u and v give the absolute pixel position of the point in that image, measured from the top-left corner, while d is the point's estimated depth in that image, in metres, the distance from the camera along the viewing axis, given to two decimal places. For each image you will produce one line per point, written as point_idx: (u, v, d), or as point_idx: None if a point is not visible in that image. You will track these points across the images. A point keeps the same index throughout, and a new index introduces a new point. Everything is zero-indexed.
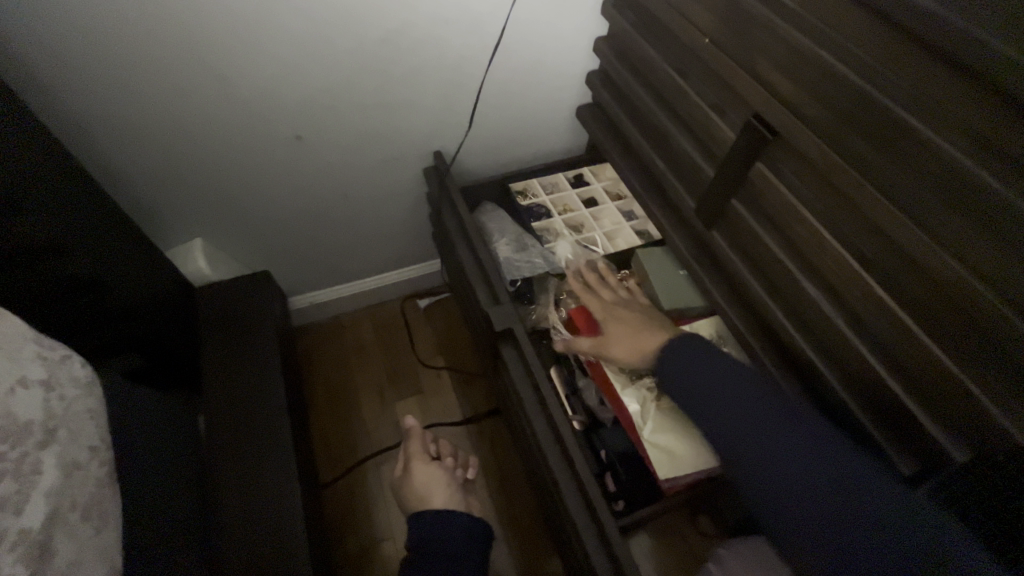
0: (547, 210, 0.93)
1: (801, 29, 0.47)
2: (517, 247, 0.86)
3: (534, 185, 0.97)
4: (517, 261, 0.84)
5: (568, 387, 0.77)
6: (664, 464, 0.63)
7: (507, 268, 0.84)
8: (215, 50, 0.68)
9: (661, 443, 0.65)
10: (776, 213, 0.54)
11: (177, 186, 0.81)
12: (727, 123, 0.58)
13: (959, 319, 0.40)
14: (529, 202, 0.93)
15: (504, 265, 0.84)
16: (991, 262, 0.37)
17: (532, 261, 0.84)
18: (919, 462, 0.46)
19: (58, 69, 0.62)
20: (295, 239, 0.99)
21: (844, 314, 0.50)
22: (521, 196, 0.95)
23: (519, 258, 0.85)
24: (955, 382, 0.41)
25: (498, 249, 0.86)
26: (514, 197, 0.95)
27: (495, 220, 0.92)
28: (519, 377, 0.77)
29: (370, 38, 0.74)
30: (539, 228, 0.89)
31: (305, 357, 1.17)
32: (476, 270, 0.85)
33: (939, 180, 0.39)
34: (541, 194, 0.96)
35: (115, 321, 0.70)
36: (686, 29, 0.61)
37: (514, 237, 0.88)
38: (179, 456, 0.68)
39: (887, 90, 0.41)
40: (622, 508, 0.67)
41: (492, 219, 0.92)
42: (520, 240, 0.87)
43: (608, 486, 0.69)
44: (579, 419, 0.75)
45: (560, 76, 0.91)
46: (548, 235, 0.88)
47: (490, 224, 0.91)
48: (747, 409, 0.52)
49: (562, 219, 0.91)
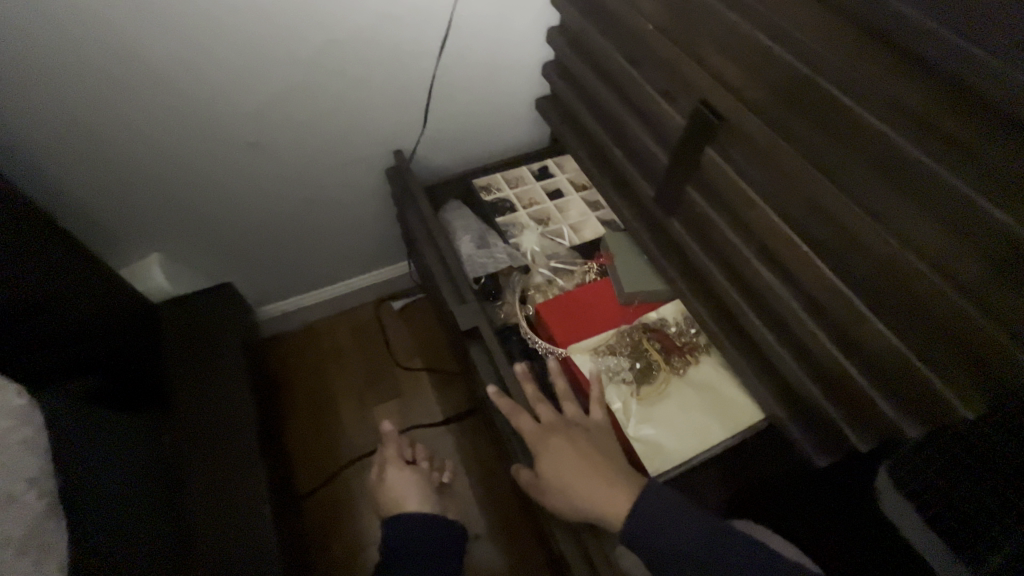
0: (512, 205, 0.92)
1: (738, 12, 0.47)
2: (482, 244, 0.86)
3: (498, 179, 0.95)
4: (479, 258, 0.84)
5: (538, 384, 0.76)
6: (650, 457, 0.61)
7: (470, 266, 0.84)
8: (157, 58, 0.65)
9: (646, 435, 0.63)
10: (728, 198, 0.54)
11: (131, 200, 0.79)
12: (677, 110, 0.58)
13: (904, 299, 0.40)
14: (493, 196, 0.92)
15: (468, 261, 0.84)
16: (930, 240, 0.37)
17: (496, 256, 0.84)
18: (876, 438, 0.46)
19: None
20: (258, 247, 0.97)
21: (798, 296, 0.50)
22: (485, 191, 0.94)
23: (482, 255, 0.84)
24: (903, 359, 0.41)
25: (461, 247, 0.86)
26: (479, 194, 0.93)
27: (460, 218, 0.91)
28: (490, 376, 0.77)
29: (316, 41, 0.72)
30: (503, 222, 0.88)
31: (280, 366, 1.16)
32: (441, 270, 0.83)
33: (877, 160, 0.39)
34: (506, 188, 0.94)
35: (61, 348, 0.66)
36: (632, 17, 0.60)
37: (477, 234, 0.87)
38: (147, 477, 0.67)
39: (822, 72, 0.41)
40: None
41: (457, 217, 0.91)
42: (483, 237, 0.87)
43: None
44: None
45: (517, 68, 0.90)
46: (513, 229, 0.87)
47: (455, 223, 0.90)
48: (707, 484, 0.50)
49: (527, 212, 0.90)
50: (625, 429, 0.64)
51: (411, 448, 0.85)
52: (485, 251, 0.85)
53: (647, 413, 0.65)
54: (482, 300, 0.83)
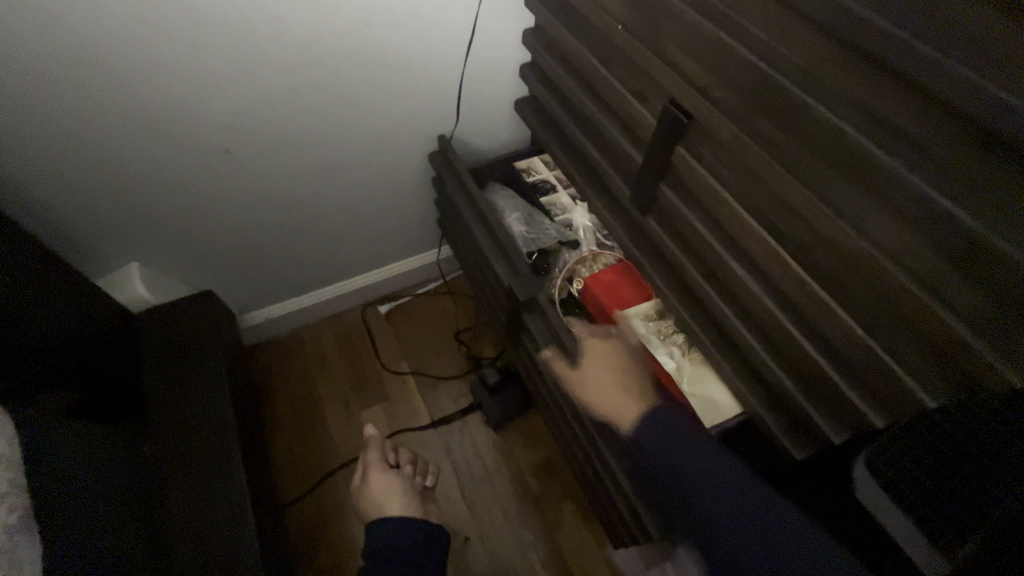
0: (553, 186, 0.95)
1: (700, 11, 0.47)
2: (529, 223, 0.89)
3: (537, 163, 0.99)
4: (530, 235, 0.87)
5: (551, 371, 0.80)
6: (709, 411, 0.62)
7: (522, 242, 0.87)
8: (121, 72, 0.65)
9: (701, 393, 0.64)
10: (700, 194, 0.54)
11: (106, 213, 0.78)
12: (648, 109, 0.58)
13: (870, 291, 0.41)
14: (534, 177, 0.96)
15: (519, 239, 0.87)
16: (887, 233, 0.38)
17: (545, 233, 0.87)
18: (847, 429, 0.47)
19: None
20: (239, 254, 0.97)
21: (767, 289, 0.51)
22: (525, 174, 0.97)
23: (532, 232, 0.88)
24: (867, 349, 0.42)
25: (511, 225, 0.89)
26: (520, 175, 0.96)
27: (504, 199, 0.93)
28: None
29: (289, 47, 0.72)
30: (546, 202, 0.92)
31: (265, 374, 1.15)
32: (491, 246, 0.85)
33: (835, 156, 0.40)
34: (545, 171, 0.98)
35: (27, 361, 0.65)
36: (601, 18, 0.61)
37: (524, 213, 0.90)
38: (125, 491, 0.67)
39: (782, 69, 0.41)
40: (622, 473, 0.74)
41: (501, 195, 0.93)
42: (531, 215, 0.89)
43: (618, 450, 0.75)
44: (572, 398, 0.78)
45: (496, 69, 0.91)
46: (557, 209, 0.92)
47: (499, 201, 0.92)
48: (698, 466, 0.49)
49: (567, 193, 0.94)
50: (681, 386, 0.65)
51: (395, 452, 0.85)
52: (534, 228, 0.88)
53: (698, 374, 0.67)
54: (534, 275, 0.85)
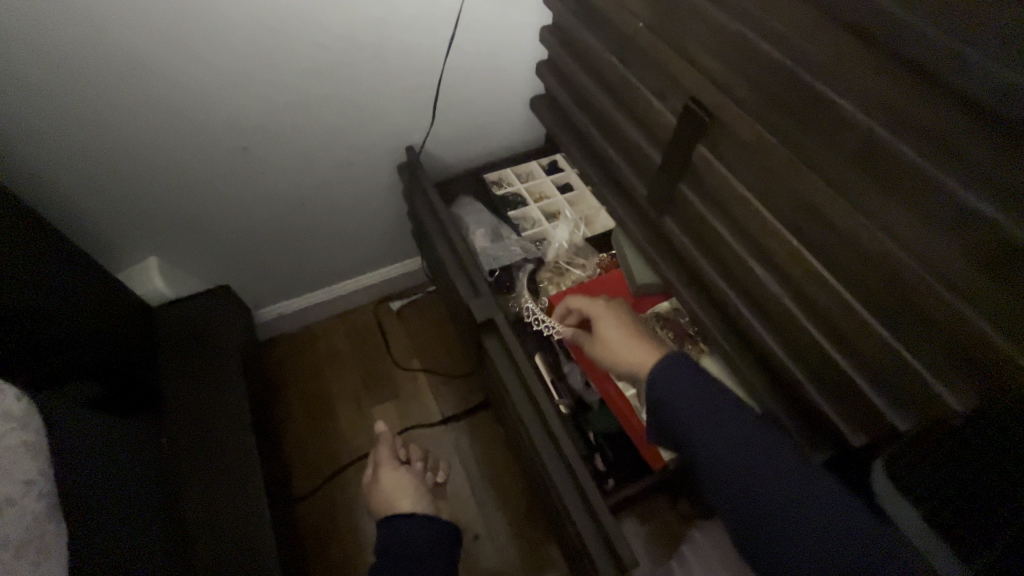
0: (524, 199, 0.95)
1: (724, 10, 0.47)
2: (494, 239, 0.88)
3: (509, 174, 0.98)
4: (493, 251, 0.87)
5: (552, 373, 0.80)
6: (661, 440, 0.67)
7: (484, 259, 0.86)
8: (144, 68, 0.65)
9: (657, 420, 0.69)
10: (719, 195, 0.54)
11: (127, 208, 0.80)
12: (666, 108, 0.58)
13: (895, 294, 0.41)
14: (505, 191, 0.96)
15: (481, 256, 0.86)
16: (916, 234, 0.38)
17: (510, 251, 0.87)
18: (869, 433, 0.46)
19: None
20: (254, 251, 0.98)
21: (788, 290, 0.50)
22: (496, 186, 0.97)
23: (496, 249, 0.87)
24: (892, 352, 0.42)
25: (475, 241, 0.88)
26: (490, 188, 0.96)
27: (471, 213, 0.93)
28: (505, 366, 0.79)
29: (308, 44, 0.72)
30: (515, 217, 0.92)
31: (277, 369, 1.16)
32: (455, 265, 0.84)
33: (864, 157, 0.39)
34: (517, 183, 0.97)
35: (56, 350, 0.66)
36: (622, 16, 0.61)
37: (490, 229, 0.89)
38: (144, 481, 0.68)
39: (808, 68, 0.41)
40: (611, 486, 0.72)
41: (468, 211, 0.92)
42: (496, 231, 0.89)
43: (598, 465, 0.74)
44: (564, 403, 0.78)
45: (512, 68, 0.91)
46: (525, 224, 0.92)
47: (466, 217, 0.92)
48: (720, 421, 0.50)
49: (537, 207, 0.93)
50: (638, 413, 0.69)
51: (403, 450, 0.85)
52: (498, 245, 0.87)
53: None
54: (495, 293, 0.85)
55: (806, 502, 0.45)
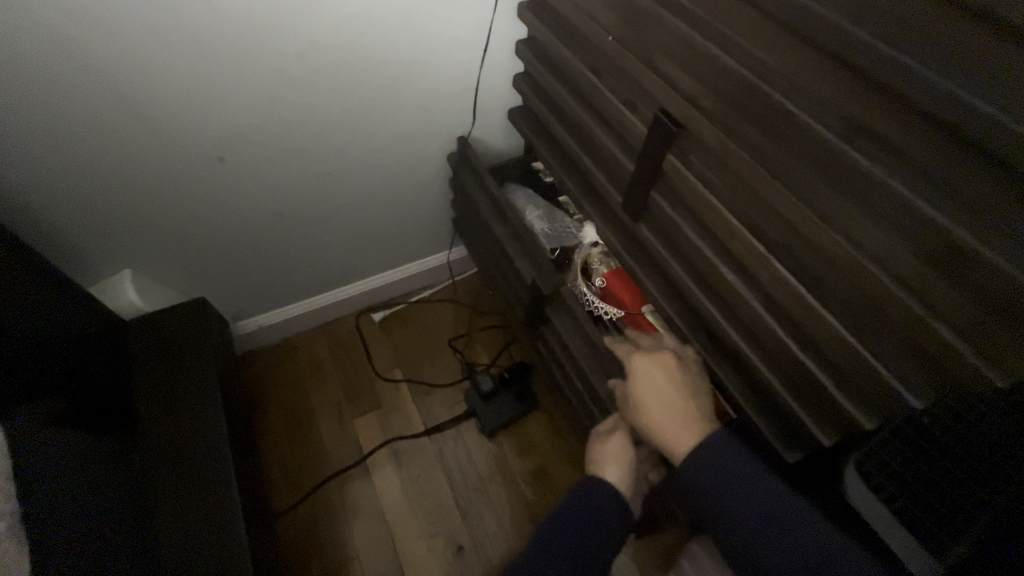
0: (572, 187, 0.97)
1: (689, 23, 0.49)
2: (551, 220, 0.91)
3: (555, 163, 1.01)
4: (553, 231, 0.89)
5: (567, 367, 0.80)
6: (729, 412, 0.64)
7: (546, 238, 0.88)
8: (116, 77, 0.65)
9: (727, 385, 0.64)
10: (690, 201, 0.55)
11: (98, 219, 0.78)
12: (637, 117, 0.59)
13: (854, 293, 0.42)
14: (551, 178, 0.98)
15: (542, 235, 0.88)
16: (870, 236, 0.39)
17: (567, 230, 0.89)
18: (833, 429, 0.47)
19: None
20: (232, 262, 0.97)
21: (757, 293, 0.52)
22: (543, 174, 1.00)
23: (554, 228, 0.89)
24: (852, 349, 0.43)
25: (533, 222, 0.91)
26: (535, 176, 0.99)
27: (523, 198, 0.95)
28: None
29: (284, 55, 0.73)
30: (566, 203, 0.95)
31: (256, 382, 1.14)
32: (515, 244, 0.87)
33: (821, 163, 0.41)
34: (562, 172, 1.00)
35: (26, 367, 0.64)
36: (592, 30, 0.62)
37: (544, 211, 0.92)
38: (115, 498, 0.66)
39: (769, 79, 0.43)
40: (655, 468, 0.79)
41: (521, 196, 0.96)
42: (552, 213, 0.92)
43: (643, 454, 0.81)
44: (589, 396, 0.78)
45: (489, 79, 0.92)
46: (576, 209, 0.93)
47: (519, 201, 0.95)
48: (753, 510, 0.48)
49: None
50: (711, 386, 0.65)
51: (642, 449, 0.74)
52: (555, 225, 0.90)
53: None
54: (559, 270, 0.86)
55: (771, 524, 0.47)
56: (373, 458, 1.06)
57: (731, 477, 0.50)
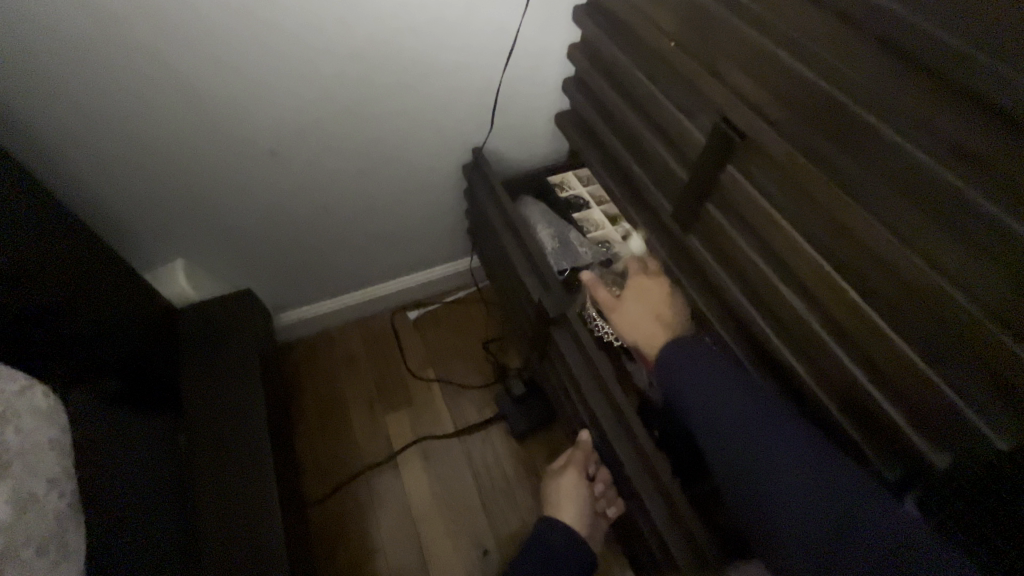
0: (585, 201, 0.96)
1: (762, 31, 0.47)
2: (560, 241, 0.89)
3: (571, 178, 1.01)
4: (560, 253, 0.88)
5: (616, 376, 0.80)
6: None
7: (553, 258, 0.87)
8: (184, 73, 0.68)
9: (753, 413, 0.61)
10: (748, 215, 0.53)
11: (155, 209, 0.81)
12: (696, 126, 0.58)
13: (931, 320, 0.39)
14: (567, 194, 0.98)
15: (551, 255, 0.88)
16: (954, 260, 0.37)
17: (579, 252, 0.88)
18: (899, 462, 0.45)
19: (35, 109, 0.63)
20: (279, 257, 1.00)
21: (817, 313, 0.49)
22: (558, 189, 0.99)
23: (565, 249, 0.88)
24: (926, 381, 0.40)
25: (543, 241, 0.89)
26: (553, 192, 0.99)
27: (537, 213, 0.94)
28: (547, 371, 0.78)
29: (340, 56, 0.74)
30: (580, 218, 0.93)
31: (293, 372, 1.17)
32: (522, 258, 0.87)
33: (903, 182, 0.38)
34: (578, 187, 0.99)
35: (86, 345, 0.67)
36: (653, 35, 0.61)
37: (557, 229, 0.91)
38: (157, 476, 0.69)
39: (847, 90, 0.40)
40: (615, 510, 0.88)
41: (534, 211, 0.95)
42: (563, 233, 0.90)
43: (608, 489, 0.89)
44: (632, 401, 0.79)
45: (540, 82, 0.92)
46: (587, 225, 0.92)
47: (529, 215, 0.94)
48: (731, 410, 0.53)
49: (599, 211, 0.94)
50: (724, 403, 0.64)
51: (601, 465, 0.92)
52: (562, 246, 0.88)
53: None
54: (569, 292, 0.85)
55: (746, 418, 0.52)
56: (403, 454, 1.07)
57: (710, 375, 0.56)
